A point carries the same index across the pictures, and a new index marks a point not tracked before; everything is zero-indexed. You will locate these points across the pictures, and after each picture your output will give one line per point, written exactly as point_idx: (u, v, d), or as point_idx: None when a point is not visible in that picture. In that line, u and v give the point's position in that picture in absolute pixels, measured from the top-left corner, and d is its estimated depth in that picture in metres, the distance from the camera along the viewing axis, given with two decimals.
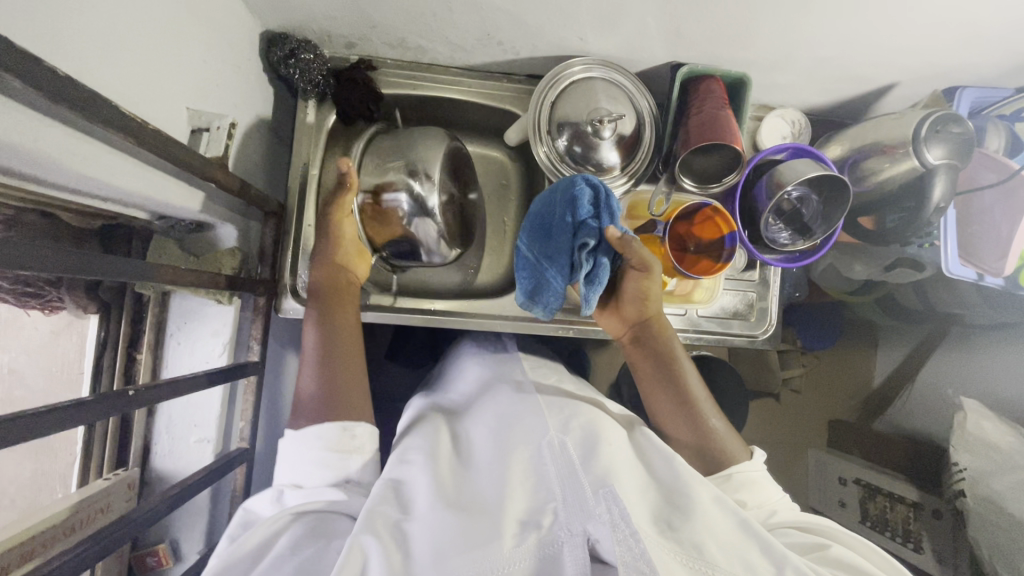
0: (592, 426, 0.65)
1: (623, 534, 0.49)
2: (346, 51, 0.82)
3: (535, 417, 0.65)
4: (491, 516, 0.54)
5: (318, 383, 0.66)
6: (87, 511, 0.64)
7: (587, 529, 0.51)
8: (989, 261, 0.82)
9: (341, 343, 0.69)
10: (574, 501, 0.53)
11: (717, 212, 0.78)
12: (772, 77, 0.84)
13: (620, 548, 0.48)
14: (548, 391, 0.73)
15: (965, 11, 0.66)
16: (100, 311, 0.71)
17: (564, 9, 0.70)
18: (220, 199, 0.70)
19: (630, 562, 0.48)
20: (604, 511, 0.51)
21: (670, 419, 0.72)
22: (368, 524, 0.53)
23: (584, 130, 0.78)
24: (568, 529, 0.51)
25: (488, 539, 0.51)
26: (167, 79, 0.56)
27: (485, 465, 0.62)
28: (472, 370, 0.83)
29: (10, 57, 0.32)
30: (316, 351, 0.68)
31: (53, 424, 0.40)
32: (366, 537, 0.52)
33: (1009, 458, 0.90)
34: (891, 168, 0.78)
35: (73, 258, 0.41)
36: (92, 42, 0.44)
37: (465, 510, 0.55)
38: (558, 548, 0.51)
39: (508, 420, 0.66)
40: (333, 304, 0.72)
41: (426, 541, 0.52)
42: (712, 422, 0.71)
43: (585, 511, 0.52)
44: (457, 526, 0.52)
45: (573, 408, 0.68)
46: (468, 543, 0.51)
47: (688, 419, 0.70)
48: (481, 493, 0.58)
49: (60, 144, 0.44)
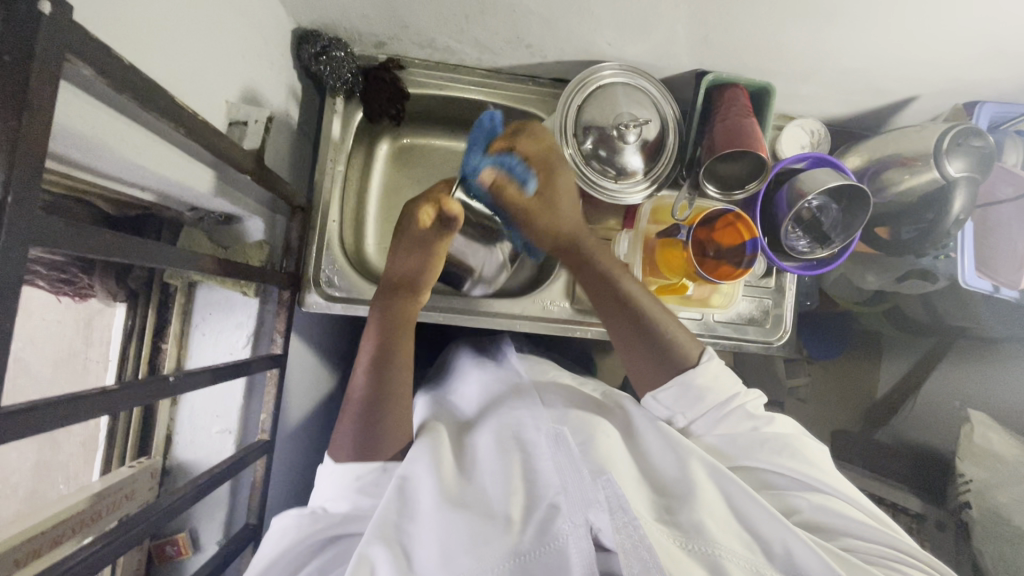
0: (589, 420, 0.67)
1: (622, 521, 0.52)
2: (375, 50, 0.83)
3: (530, 411, 0.67)
4: (494, 514, 0.56)
5: (363, 425, 0.63)
6: (113, 498, 0.64)
7: (589, 519, 0.53)
8: (1005, 274, 0.84)
9: (394, 387, 0.66)
10: (576, 490, 0.56)
11: (739, 218, 0.79)
12: (795, 88, 0.86)
13: (620, 535, 0.52)
14: (544, 387, 0.75)
15: (989, 29, 0.68)
16: (129, 299, 0.71)
17: (596, 14, 0.71)
18: (252, 194, 0.71)
19: (630, 549, 0.51)
20: (604, 499, 0.54)
21: (629, 347, 0.71)
22: (378, 532, 0.54)
23: (609, 133, 0.80)
24: (571, 521, 0.53)
25: (492, 536, 0.53)
26: (209, 73, 0.57)
27: (485, 458, 0.63)
28: (468, 368, 0.84)
29: (87, 46, 0.33)
30: (366, 390, 0.65)
31: (88, 409, 0.41)
32: (374, 548, 0.52)
33: (1014, 470, 0.91)
34: (910, 179, 0.80)
35: (132, 244, 0.42)
36: (148, 34, 0.45)
37: (468, 507, 0.56)
38: (564, 543, 0.53)
39: (501, 416, 0.68)
40: (392, 338, 0.68)
41: (432, 542, 0.53)
42: (677, 343, 0.70)
43: (586, 500, 0.54)
44: (463, 522, 0.54)
45: (565, 404, 0.71)
46: (479, 540, 0.53)
47: (647, 343, 0.69)
48: (483, 489, 0.60)
49: (113, 133, 0.45)
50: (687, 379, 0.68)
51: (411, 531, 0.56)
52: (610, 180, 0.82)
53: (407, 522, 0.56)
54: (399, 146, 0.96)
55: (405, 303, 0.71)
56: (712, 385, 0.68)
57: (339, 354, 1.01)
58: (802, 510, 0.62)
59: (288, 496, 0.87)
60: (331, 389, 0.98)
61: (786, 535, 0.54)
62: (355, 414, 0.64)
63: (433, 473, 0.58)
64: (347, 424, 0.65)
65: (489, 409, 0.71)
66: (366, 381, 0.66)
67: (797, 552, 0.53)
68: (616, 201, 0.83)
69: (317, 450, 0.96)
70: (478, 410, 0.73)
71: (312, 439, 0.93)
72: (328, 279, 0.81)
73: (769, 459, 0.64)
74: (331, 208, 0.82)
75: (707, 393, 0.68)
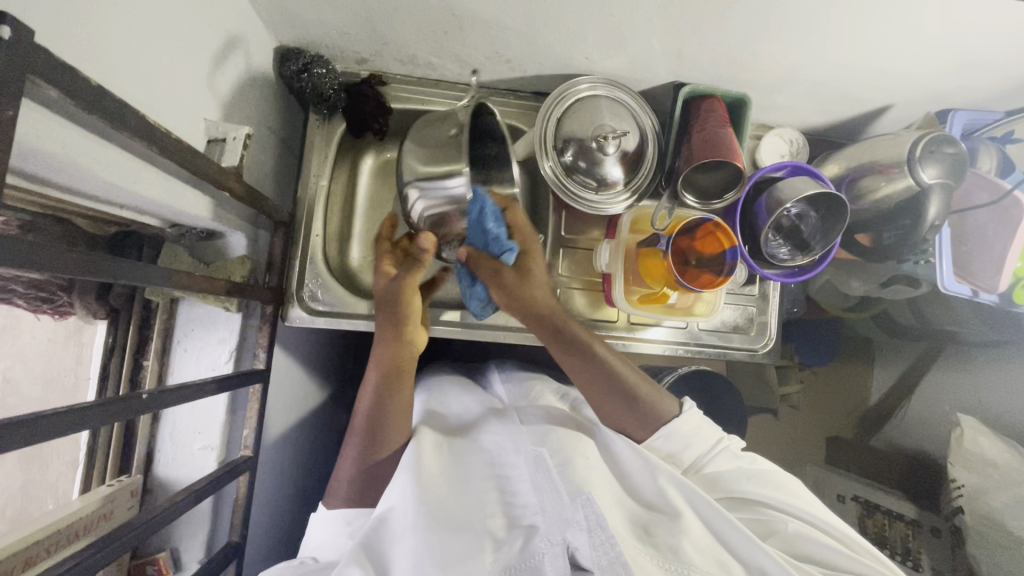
0: (568, 439, 0.67)
1: (599, 538, 0.53)
2: (357, 66, 0.84)
3: (512, 430, 0.68)
4: (473, 531, 0.55)
5: (365, 471, 0.66)
6: (91, 517, 0.63)
7: (566, 538, 0.53)
8: (982, 278, 0.84)
9: (389, 425, 0.66)
10: (554, 510, 0.55)
11: (720, 227, 0.80)
12: (772, 98, 0.87)
13: (597, 552, 0.52)
14: (530, 412, 0.74)
15: (954, 39, 0.70)
16: (110, 316, 0.71)
17: (572, 28, 0.72)
18: (233, 209, 0.71)
19: (607, 566, 0.51)
20: (582, 518, 0.54)
21: (627, 424, 0.71)
22: (354, 557, 0.55)
23: (589, 145, 0.81)
24: (549, 540, 0.53)
25: (469, 556, 0.52)
26: (186, 91, 0.58)
27: (468, 480, 0.63)
28: (438, 383, 0.86)
29: (52, 68, 0.33)
30: (368, 419, 0.67)
31: (53, 428, 0.39)
32: (351, 568, 0.53)
33: (1006, 474, 0.90)
34: (887, 186, 0.80)
35: (104, 262, 0.42)
36: (119, 57, 0.46)
37: (444, 526, 0.55)
38: (539, 560, 0.52)
39: (485, 437, 0.68)
40: (397, 366, 0.70)
41: (409, 560, 0.52)
42: (660, 407, 0.72)
43: (563, 519, 0.54)
44: (442, 542, 0.53)
45: (548, 422, 0.71)
46: (455, 560, 0.51)
47: (639, 413, 0.71)
48: (463, 508, 0.59)
49: (86, 152, 0.45)
50: (671, 430, 0.70)
51: (391, 554, 0.56)
52: (591, 192, 0.83)
53: (387, 547, 0.57)
54: (384, 160, 0.94)
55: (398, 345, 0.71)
56: (695, 433, 0.71)
57: (323, 368, 1.01)
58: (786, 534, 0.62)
59: (272, 512, 0.86)
60: (316, 404, 0.98)
61: (766, 562, 0.55)
62: (358, 445, 0.67)
63: (415, 489, 0.58)
64: (353, 442, 0.67)
65: (473, 424, 0.72)
66: (368, 407, 0.67)
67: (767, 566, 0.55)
68: (598, 212, 0.84)
69: (301, 467, 0.95)
70: (462, 419, 0.75)
71: (298, 455, 0.93)
72: (312, 293, 0.82)
73: (757, 493, 0.64)
74: (314, 222, 0.83)
75: (692, 441, 0.70)
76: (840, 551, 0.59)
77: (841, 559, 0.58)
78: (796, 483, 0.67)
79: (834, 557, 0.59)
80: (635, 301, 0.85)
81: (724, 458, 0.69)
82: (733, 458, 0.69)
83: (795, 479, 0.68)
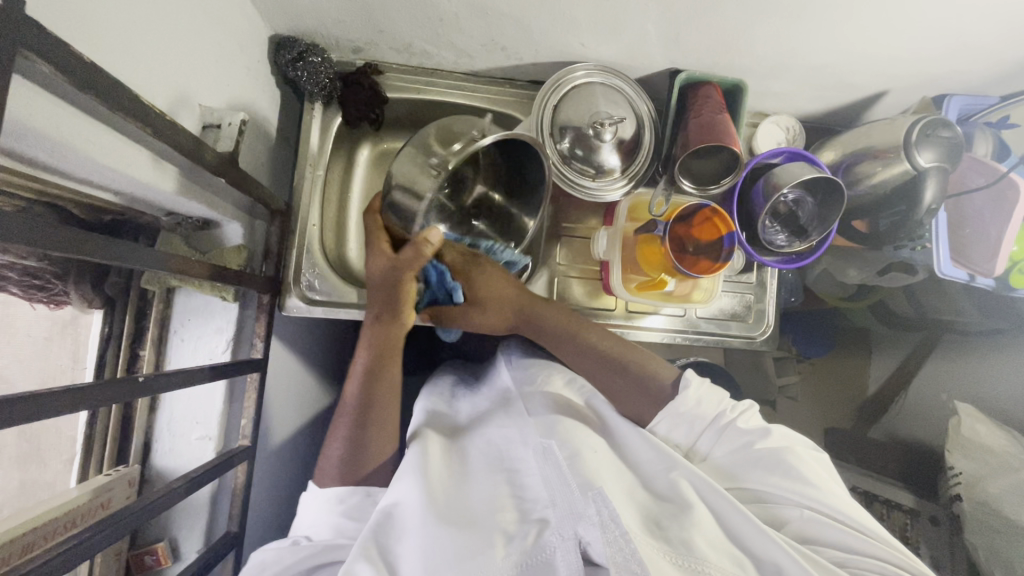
0: (574, 430, 0.66)
1: (613, 535, 0.50)
2: (353, 55, 0.84)
3: (520, 425, 0.67)
4: (484, 528, 0.55)
5: (345, 455, 0.66)
6: (90, 505, 0.63)
7: (578, 533, 0.52)
8: (979, 262, 0.84)
9: (377, 413, 0.68)
10: (564, 504, 0.54)
11: (716, 212, 0.80)
12: (768, 85, 0.87)
13: (611, 549, 0.49)
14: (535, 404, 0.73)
15: (949, 23, 0.70)
16: (105, 306, 0.70)
17: (568, 15, 0.72)
18: (229, 197, 0.71)
19: (621, 563, 0.49)
20: (594, 512, 0.51)
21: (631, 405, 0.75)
22: (362, 551, 0.55)
23: (586, 132, 0.81)
24: (560, 534, 0.52)
25: (478, 552, 0.52)
26: (180, 77, 0.58)
27: (476, 477, 0.63)
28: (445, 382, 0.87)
29: (43, 42, 0.33)
30: (356, 406, 0.68)
31: (46, 408, 0.39)
32: (359, 565, 0.53)
33: (1004, 461, 0.90)
34: (883, 172, 0.80)
35: (98, 242, 0.42)
36: (109, 36, 0.45)
37: (455, 522, 0.55)
38: (550, 553, 0.52)
39: (494, 433, 0.68)
40: (384, 356, 0.69)
41: (418, 560, 0.52)
42: (657, 379, 0.74)
43: (575, 513, 0.52)
44: (450, 540, 0.53)
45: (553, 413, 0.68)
46: (465, 556, 0.51)
47: (644, 394, 0.74)
48: (471, 504, 0.59)
49: (79, 133, 0.45)
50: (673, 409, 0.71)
51: (398, 550, 0.56)
52: (588, 179, 0.83)
53: (394, 542, 0.57)
54: (380, 150, 0.94)
55: (391, 327, 0.70)
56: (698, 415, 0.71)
57: (320, 360, 1.01)
58: (791, 521, 0.62)
59: (270, 502, 0.86)
60: (313, 395, 0.98)
61: (772, 549, 0.55)
62: (347, 425, 0.68)
63: (422, 487, 0.57)
64: (342, 423, 0.68)
65: (480, 420, 0.73)
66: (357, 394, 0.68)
67: (784, 564, 0.54)
68: (596, 199, 0.85)
69: (298, 458, 0.94)
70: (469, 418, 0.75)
71: (296, 448, 0.93)
72: (309, 282, 0.82)
73: (762, 477, 0.64)
74: (311, 211, 0.83)
75: (696, 418, 0.71)
76: (855, 535, 0.59)
77: (851, 542, 0.59)
78: (810, 458, 0.66)
79: (850, 544, 0.59)
80: (632, 288, 0.85)
81: (730, 432, 0.69)
82: (741, 435, 0.68)
83: (810, 456, 0.67)
